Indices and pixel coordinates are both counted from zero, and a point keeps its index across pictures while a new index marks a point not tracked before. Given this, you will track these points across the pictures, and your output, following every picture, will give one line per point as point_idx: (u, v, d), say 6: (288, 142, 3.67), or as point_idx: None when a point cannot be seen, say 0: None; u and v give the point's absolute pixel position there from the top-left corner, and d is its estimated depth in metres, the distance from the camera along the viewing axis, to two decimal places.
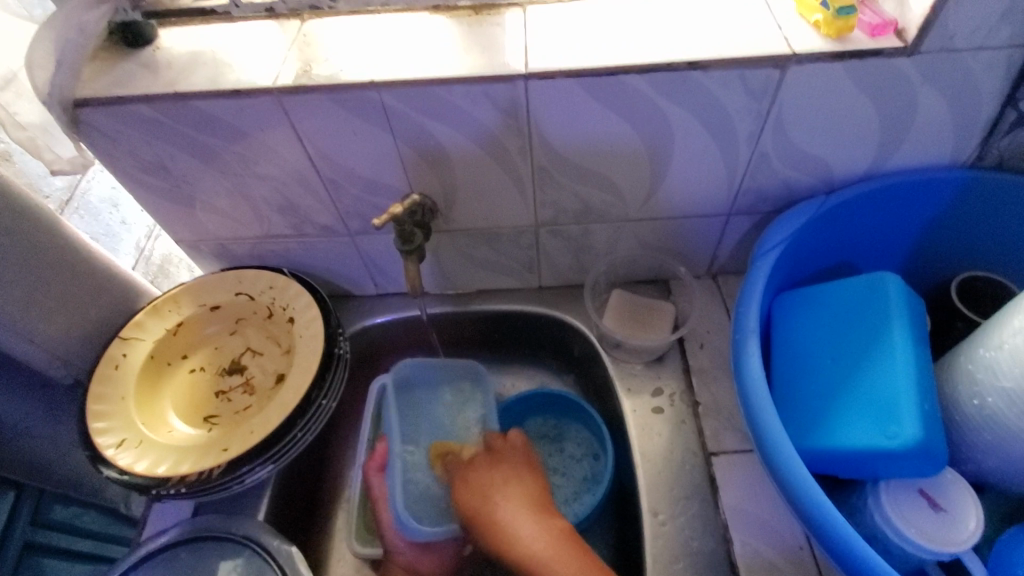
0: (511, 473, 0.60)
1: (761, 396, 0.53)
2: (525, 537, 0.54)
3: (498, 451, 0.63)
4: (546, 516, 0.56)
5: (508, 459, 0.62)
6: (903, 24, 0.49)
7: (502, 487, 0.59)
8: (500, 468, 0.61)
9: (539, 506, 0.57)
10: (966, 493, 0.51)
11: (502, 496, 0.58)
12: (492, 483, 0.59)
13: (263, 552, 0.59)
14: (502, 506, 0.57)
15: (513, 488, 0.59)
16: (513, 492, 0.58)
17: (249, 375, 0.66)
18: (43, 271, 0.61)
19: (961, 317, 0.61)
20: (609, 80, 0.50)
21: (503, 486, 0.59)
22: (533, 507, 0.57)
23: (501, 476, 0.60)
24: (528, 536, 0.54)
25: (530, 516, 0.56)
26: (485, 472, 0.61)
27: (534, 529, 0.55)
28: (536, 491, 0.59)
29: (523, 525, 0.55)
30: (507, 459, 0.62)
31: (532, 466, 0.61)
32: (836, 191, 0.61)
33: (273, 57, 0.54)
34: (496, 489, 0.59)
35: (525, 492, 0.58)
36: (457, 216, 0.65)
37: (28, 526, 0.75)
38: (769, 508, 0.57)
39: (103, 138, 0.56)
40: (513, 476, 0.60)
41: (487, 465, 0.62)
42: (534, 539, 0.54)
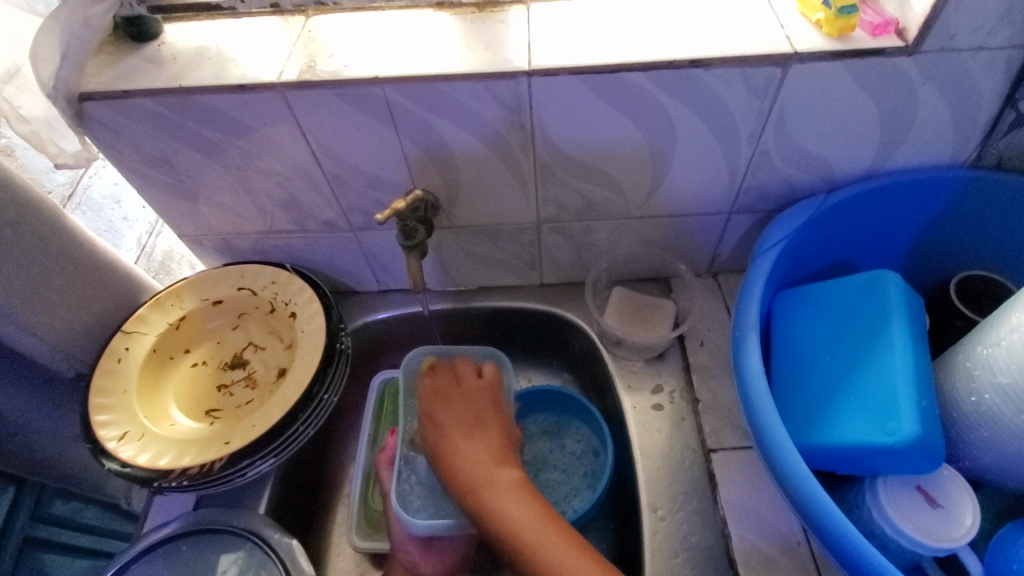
0: (467, 403, 0.58)
1: (760, 393, 0.54)
2: (491, 495, 0.51)
3: (449, 383, 0.60)
4: (502, 469, 0.53)
5: (465, 381, 0.60)
6: (904, 23, 0.49)
7: (464, 432, 0.56)
8: (455, 391, 0.59)
9: (474, 427, 0.56)
10: (963, 490, 0.52)
11: (451, 424, 0.56)
12: (448, 407, 0.58)
13: (264, 546, 0.59)
14: (466, 444, 0.55)
15: (477, 433, 0.56)
16: (478, 443, 0.55)
17: (252, 369, 0.67)
18: (46, 264, 0.61)
19: (960, 316, 0.61)
20: (612, 77, 0.50)
21: (460, 424, 0.56)
22: (468, 425, 0.56)
23: (457, 412, 0.57)
24: (462, 459, 0.54)
25: (481, 453, 0.54)
26: (442, 402, 0.58)
27: (476, 468, 0.53)
28: (487, 433, 0.56)
29: (462, 447, 0.54)
30: (468, 395, 0.59)
31: (495, 402, 0.59)
32: (836, 190, 0.62)
33: (276, 53, 0.54)
34: (456, 433, 0.56)
35: (475, 424, 0.56)
36: (459, 212, 0.65)
37: (27, 522, 0.76)
38: (768, 505, 0.58)
39: (108, 132, 0.56)
40: (475, 421, 0.57)
41: (442, 402, 0.58)
42: (517, 515, 0.50)
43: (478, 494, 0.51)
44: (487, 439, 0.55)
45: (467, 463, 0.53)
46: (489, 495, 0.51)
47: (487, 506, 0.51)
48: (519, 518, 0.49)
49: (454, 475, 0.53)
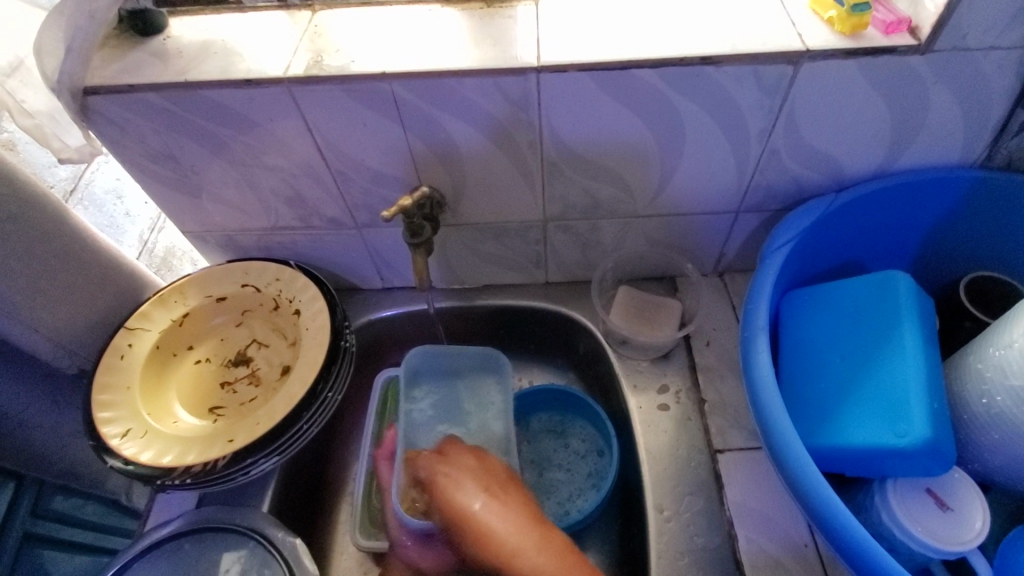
0: (484, 472, 0.57)
1: (769, 394, 0.53)
2: (528, 564, 0.49)
3: (453, 456, 0.59)
4: (535, 532, 0.51)
5: (479, 455, 0.59)
6: (916, 21, 0.48)
7: (493, 496, 0.55)
8: (467, 461, 0.58)
9: (496, 492, 0.55)
10: (972, 492, 0.51)
11: (470, 490, 0.55)
12: (472, 477, 0.56)
13: (268, 544, 0.58)
14: (496, 512, 0.53)
15: (505, 500, 0.54)
16: (504, 509, 0.53)
17: (255, 366, 0.66)
18: (49, 259, 0.61)
19: (969, 317, 0.61)
20: (621, 74, 0.50)
21: (471, 491, 0.55)
22: (489, 492, 0.55)
23: (480, 481, 0.56)
24: (499, 530, 0.52)
25: (515, 519, 0.53)
26: (457, 468, 0.57)
27: (518, 539, 0.51)
28: (513, 501, 0.54)
29: (494, 516, 0.53)
30: (487, 464, 0.58)
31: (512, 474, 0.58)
32: (845, 189, 0.61)
33: (283, 47, 0.53)
34: (481, 502, 0.54)
35: (500, 489, 0.55)
36: (465, 210, 0.65)
37: (27, 518, 0.75)
38: (774, 506, 0.57)
39: (112, 127, 0.56)
40: (501, 487, 0.56)
41: (446, 466, 0.58)
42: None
43: (520, 566, 0.50)
44: (513, 504, 0.54)
45: (500, 533, 0.52)
46: (532, 564, 0.49)
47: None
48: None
49: (494, 544, 0.51)
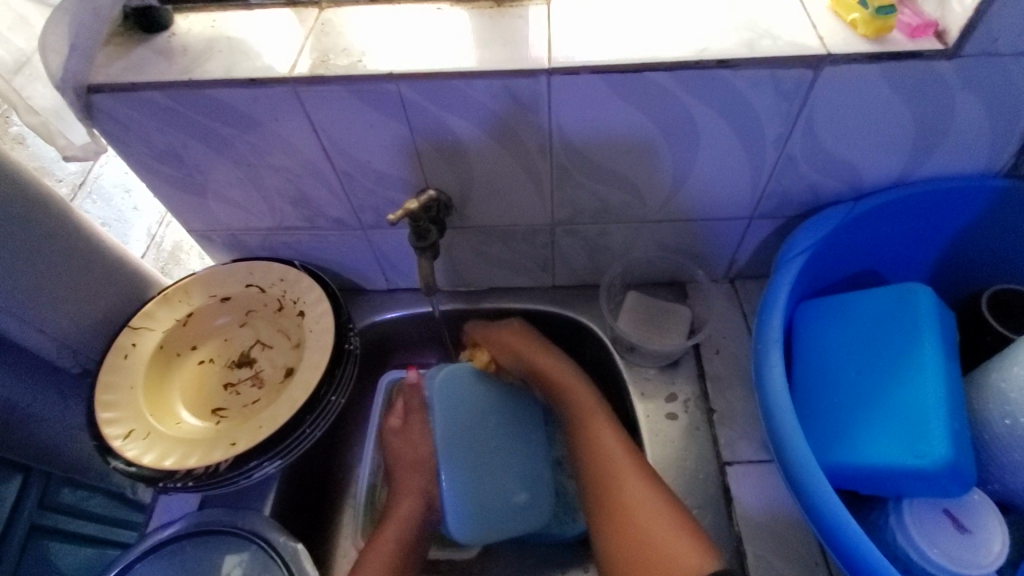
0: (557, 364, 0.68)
1: (783, 408, 0.52)
2: (592, 424, 0.63)
3: (507, 325, 0.71)
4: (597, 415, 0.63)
5: (520, 328, 0.71)
6: (944, 25, 0.46)
7: (557, 376, 0.68)
8: (518, 335, 0.70)
9: (534, 353, 0.69)
10: (991, 516, 0.51)
11: (514, 340, 0.70)
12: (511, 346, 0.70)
13: (269, 548, 0.58)
14: (579, 392, 0.66)
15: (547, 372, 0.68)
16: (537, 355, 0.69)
17: (259, 368, 0.66)
18: (53, 257, 0.60)
19: (991, 332, 0.59)
20: (636, 77, 0.48)
21: (520, 347, 0.69)
22: (528, 350, 0.69)
23: (521, 344, 0.69)
24: (579, 398, 0.65)
25: (588, 399, 0.65)
26: (497, 333, 0.71)
27: (586, 424, 0.63)
28: (525, 349, 0.69)
29: (575, 384, 0.66)
30: (531, 345, 0.70)
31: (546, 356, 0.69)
32: (865, 197, 0.59)
33: (289, 45, 0.52)
34: (529, 355, 0.69)
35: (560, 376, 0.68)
36: (472, 213, 0.63)
37: (34, 511, 0.73)
38: (783, 522, 0.56)
39: (117, 125, 0.55)
40: (555, 371, 0.68)
41: (520, 337, 0.70)
42: (599, 439, 0.61)
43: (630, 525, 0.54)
44: (579, 389, 0.66)
45: (584, 403, 0.65)
46: (592, 441, 0.62)
47: (593, 453, 0.61)
48: (616, 458, 0.59)
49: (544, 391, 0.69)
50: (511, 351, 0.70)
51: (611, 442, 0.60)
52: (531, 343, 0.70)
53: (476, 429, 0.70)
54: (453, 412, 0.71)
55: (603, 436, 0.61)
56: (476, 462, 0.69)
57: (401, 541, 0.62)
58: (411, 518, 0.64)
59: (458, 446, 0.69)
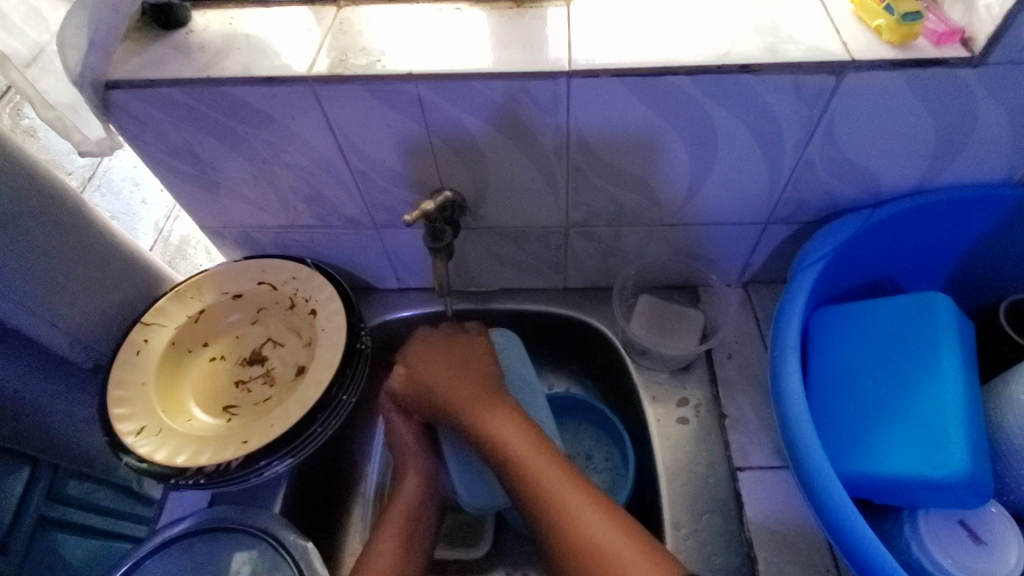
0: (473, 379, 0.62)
1: (799, 416, 0.52)
2: (521, 454, 0.54)
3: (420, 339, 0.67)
4: (534, 443, 0.56)
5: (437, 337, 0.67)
6: (970, 32, 0.46)
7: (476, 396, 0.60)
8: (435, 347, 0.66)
9: (457, 365, 0.63)
10: (1007, 529, 0.51)
11: (436, 358, 0.64)
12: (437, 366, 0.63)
13: (279, 546, 0.58)
14: (499, 415, 0.58)
15: (470, 389, 0.61)
16: (454, 370, 0.63)
17: (270, 366, 0.66)
18: (67, 252, 0.60)
19: (1008, 342, 0.59)
20: (656, 81, 0.48)
21: (441, 363, 0.64)
22: (452, 364, 0.63)
23: (445, 359, 0.64)
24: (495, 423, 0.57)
25: (511, 424, 0.57)
26: (417, 359, 0.65)
27: (508, 442, 0.56)
28: (450, 360, 0.64)
29: (496, 409, 0.59)
30: (453, 355, 0.64)
31: (471, 367, 0.63)
32: (883, 204, 0.59)
33: (308, 43, 0.52)
34: (447, 371, 0.63)
35: (485, 395, 0.60)
36: (486, 214, 0.63)
37: (42, 501, 0.73)
38: (796, 529, 0.56)
39: (133, 121, 0.55)
40: (475, 389, 0.61)
41: (442, 350, 0.65)
42: (510, 448, 0.55)
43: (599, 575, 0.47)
44: (503, 412, 0.58)
45: (500, 430, 0.57)
46: (517, 457, 0.54)
47: (529, 478, 0.53)
48: (573, 504, 0.51)
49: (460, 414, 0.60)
50: (429, 371, 0.64)
51: (558, 477, 0.53)
52: (461, 349, 0.65)
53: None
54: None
55: (537, 469, 0.53)
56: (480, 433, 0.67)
57: (408, 519, 0.61)
58: (417, 500, 0.63)
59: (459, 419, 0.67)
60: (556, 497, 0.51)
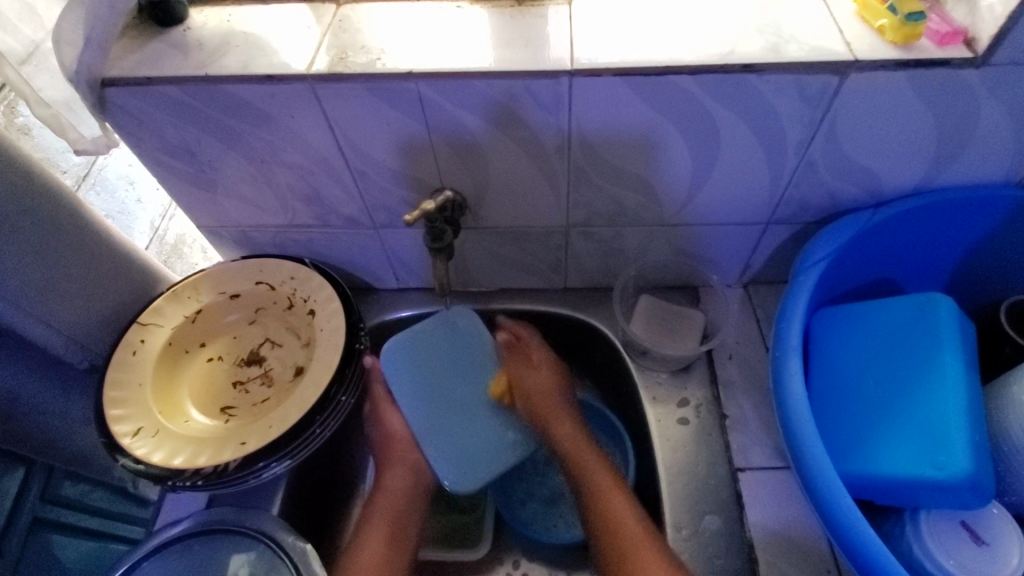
0: (563, 397, 0.67)
1: (801, 417, 0.52)
2: (598, 474, 0.61)
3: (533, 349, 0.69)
4: (606, 465, 0.62)
5: (547, 359, 0.69)
6: (973, 33, 0.46)
7: (564, 417, 0.66)
8: (544, 365, 0.68)
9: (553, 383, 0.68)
10: (1009, 531, 0.51)
11: (542, 369, 0.68)
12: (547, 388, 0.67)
13: (277, 549, 0.57)
14: (574, 437, 0.65)
15: (562, 416, 0.66)
16: (552, 385, 0.68)
17: (268, 366, 0.65)
18: (61, 252, 0.60)
19: (1009, 343, 0.59)
20: (659, 81, 0.48)
21: (552, 377, 0.68)
22: (553, 375, 0.68)
23: (546, 372, 0.68)
24: (573, 443, 0.64)
25: (591, 453, 0.64)
26: (526, 373, 0.67)
27: (589, 463, 0.62)
28: (555, 379, 0.68)
29: (576, 431, 0.66)
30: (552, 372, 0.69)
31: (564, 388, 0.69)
32: (884, 205, 0.59)
33: (307, 41, 0.52)
34: (551, 389, 0.67)
35: (571, 418, 0.66)
36: (487, 213, 0.63)
37: (36, 503, 0.71)
38: (797, 530, 0.56)
39: (129, 119, 0.55)
40: (564, 411, 0.66)
41: (530, 362, 0.68)
42: (596, 481, 0.61)
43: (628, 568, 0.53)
44: (587, 440, 0.65)
45: (583, 450, 0.64)
46: (598, 476, 0.61)
47: (605, 494, 0.59)
48: (625, 518, 0.57)
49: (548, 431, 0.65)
50: (539, 382, 0.67)
51: (628, 501, 0.59)
52: (558, 369, 0.69)
53: (462, 381, 0.68)
54: (416, 376, 0.67)
55: (609, 490, 0.59)
56: (454, 416, 0.66)
57: (394, 514, 0.64)
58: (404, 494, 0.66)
59: (437, 406, 0.66)
60: (618, 514, 0.57)
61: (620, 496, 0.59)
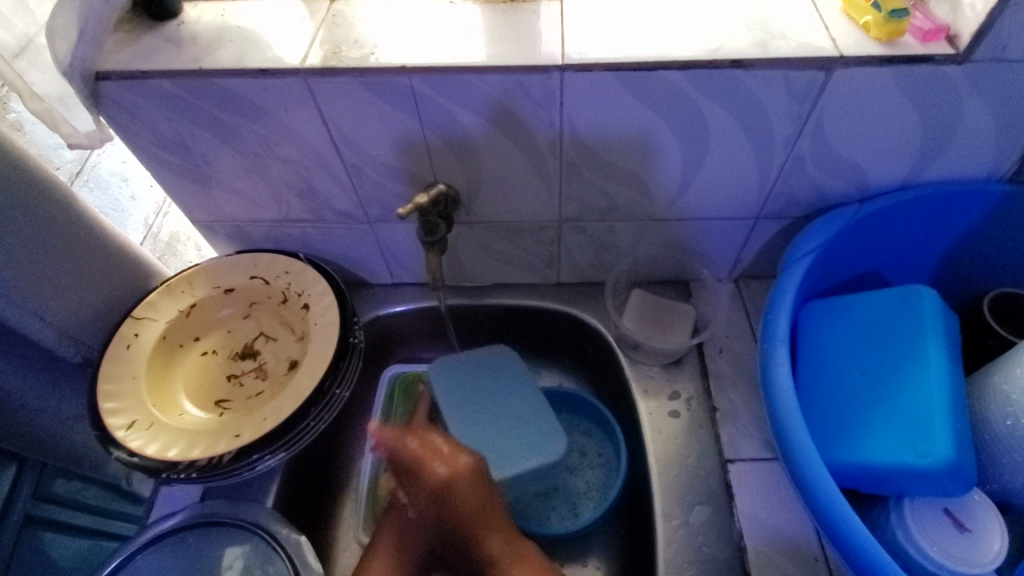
0: (472, 488, 0.56)
1: (789, 408, 0.53)
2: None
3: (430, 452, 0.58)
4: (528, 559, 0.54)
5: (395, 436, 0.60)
6: (955, 30, 0.47)
7: (480, 518, 0.55)
8: (442, 482, 0.57)
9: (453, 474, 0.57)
10: (992, 517, 0.52)
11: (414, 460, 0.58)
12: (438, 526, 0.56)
13: (271, 541, 0.58)
14: (501, 543, 0.55)
15: (474, 519, 0.55)
16: (457, 479, 0.57)
17: (263, 360, 0.66)
18: (55, 246, 0.60)
19: (993, 335, 0.60)
20: (649, 76, 0.48)
21: (411, 461, 0.58)
22: (416, 461, 0.58)
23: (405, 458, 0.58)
24: (496, 548, 0.55)
25: (517, 550, 0.54)
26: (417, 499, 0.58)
27: (516, 574, 0.52)
28: (458, 472, 0.57)
29: (498, 535, 0.55)
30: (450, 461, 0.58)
31: (478, 478, 0.57)
32: (871, 199, 0.60)
33: (300, 36, 0.52)
34: (455, 481, 0.56)
35: (489, 512, 0.56)
36: (480, 208, 0.63)
37: (28, 501, 0.72)
38: (785, 519, 0.57)
39: (124, 112, 0.55)
40: (482, 508, 0.56)
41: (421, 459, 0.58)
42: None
43: None
44: (505, 543, 0.55)
45: (507, 560, 0.53)
46: None
47: None
48: None
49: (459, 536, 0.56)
50: (438, 482, 0.56)
51: None
52: (414, 444, 0.59)
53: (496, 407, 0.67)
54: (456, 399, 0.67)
55: None
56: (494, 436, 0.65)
57: (398, 540, 0.58)
58: (410, 507, 0.59)
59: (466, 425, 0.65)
60: None
61: None
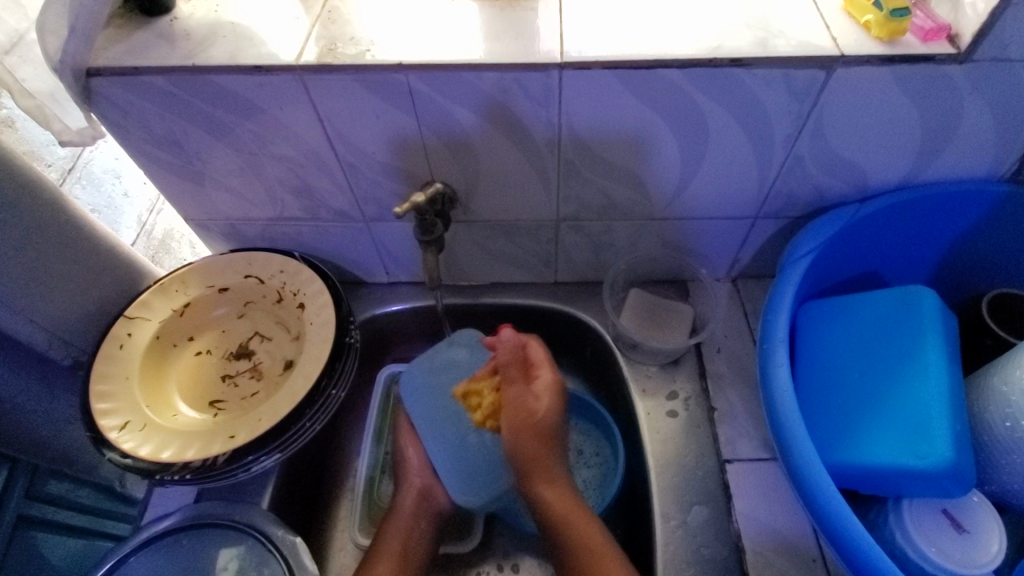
0: (557, 410, 0.65)
1: (788, 408, 0.52)
2: (558, 483, 0.62)
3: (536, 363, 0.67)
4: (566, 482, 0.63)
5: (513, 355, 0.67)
6: (956, 29, 0.47)
7: (553, 436, 0.64)
8: (539, 386, 0.65)
9: (551, 398, 0.65)
10: (989, 519, 0.52)
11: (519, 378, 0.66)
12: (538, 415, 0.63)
13: (267, 542, 0.57)
14: (556, 464, 0.63)
15: (547, 436, 0.63)
16: (546, 401, 0.65)
17: (258, 360, 0.65)
18: (45, 244, 0.59)
19: (991, 335, 0.61)
20: (648, 74, 0.48)
21: (519, 378, 0.66)
22: (527, 379, 0.66)
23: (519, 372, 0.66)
24: (553, 465, 0.63)
25: (558, 472, 0.63)
26: (520, 391, 0.65)
27: (559, 483, 0.62)
28: (552, 395, 0.65)
29: (556, 461, 0.63)
30: (544, 388, 0.65)
31: (560, 409, 0.66)
32: (869, 199, 0.60)
33: (295, 32, 0.51)
34: (546, 401, 0.65)
35: (556, 441, 0.64)
36: (477, 207, 0.63)
37: (21, 499, 0.70)
38: (783, 520, 0.56)
39: (115, 110, 0.54)
40: (556, 429, 0.64)
41: (524, 375, 0.66)
42: (552, 494, 0.61)
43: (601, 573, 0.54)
44: (557, 474, 0.63)
45: (555, 472, 0.62)
46: (564, 495, 0.61)
47: (567, 513, 0.60)
48: (594, 538, 0.57)
49: (533, 439, 0.62)
50: (536, 396, 0.65)
51: (589, 518, 0.60)
52: (521, 367, 0.66)
53: None
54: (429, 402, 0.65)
55: (573, 503, 0.61)
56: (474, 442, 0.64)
57: (405, 530, 0.63)
58: (415, 511, 0.65)
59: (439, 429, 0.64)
60: (585, 533, 0.58)
61: (587, 521, 0.59)
